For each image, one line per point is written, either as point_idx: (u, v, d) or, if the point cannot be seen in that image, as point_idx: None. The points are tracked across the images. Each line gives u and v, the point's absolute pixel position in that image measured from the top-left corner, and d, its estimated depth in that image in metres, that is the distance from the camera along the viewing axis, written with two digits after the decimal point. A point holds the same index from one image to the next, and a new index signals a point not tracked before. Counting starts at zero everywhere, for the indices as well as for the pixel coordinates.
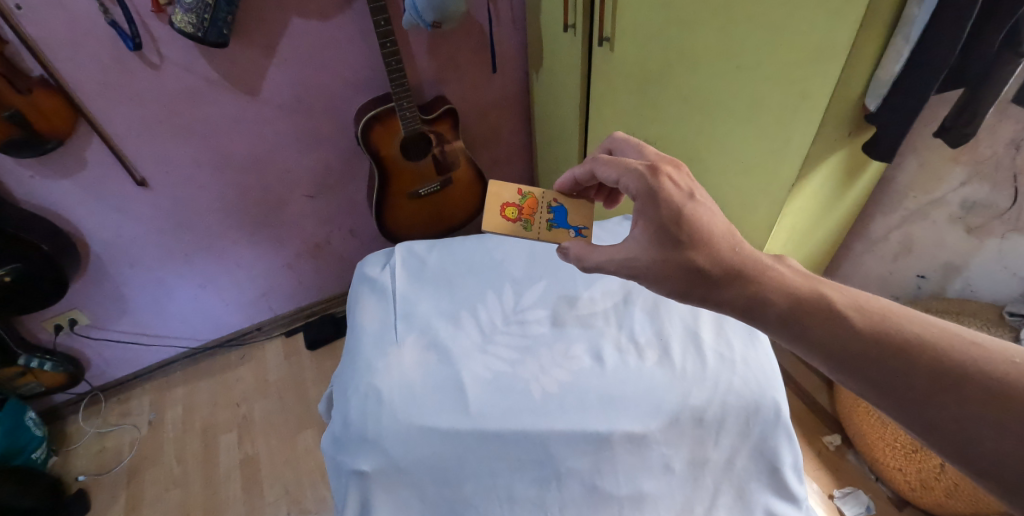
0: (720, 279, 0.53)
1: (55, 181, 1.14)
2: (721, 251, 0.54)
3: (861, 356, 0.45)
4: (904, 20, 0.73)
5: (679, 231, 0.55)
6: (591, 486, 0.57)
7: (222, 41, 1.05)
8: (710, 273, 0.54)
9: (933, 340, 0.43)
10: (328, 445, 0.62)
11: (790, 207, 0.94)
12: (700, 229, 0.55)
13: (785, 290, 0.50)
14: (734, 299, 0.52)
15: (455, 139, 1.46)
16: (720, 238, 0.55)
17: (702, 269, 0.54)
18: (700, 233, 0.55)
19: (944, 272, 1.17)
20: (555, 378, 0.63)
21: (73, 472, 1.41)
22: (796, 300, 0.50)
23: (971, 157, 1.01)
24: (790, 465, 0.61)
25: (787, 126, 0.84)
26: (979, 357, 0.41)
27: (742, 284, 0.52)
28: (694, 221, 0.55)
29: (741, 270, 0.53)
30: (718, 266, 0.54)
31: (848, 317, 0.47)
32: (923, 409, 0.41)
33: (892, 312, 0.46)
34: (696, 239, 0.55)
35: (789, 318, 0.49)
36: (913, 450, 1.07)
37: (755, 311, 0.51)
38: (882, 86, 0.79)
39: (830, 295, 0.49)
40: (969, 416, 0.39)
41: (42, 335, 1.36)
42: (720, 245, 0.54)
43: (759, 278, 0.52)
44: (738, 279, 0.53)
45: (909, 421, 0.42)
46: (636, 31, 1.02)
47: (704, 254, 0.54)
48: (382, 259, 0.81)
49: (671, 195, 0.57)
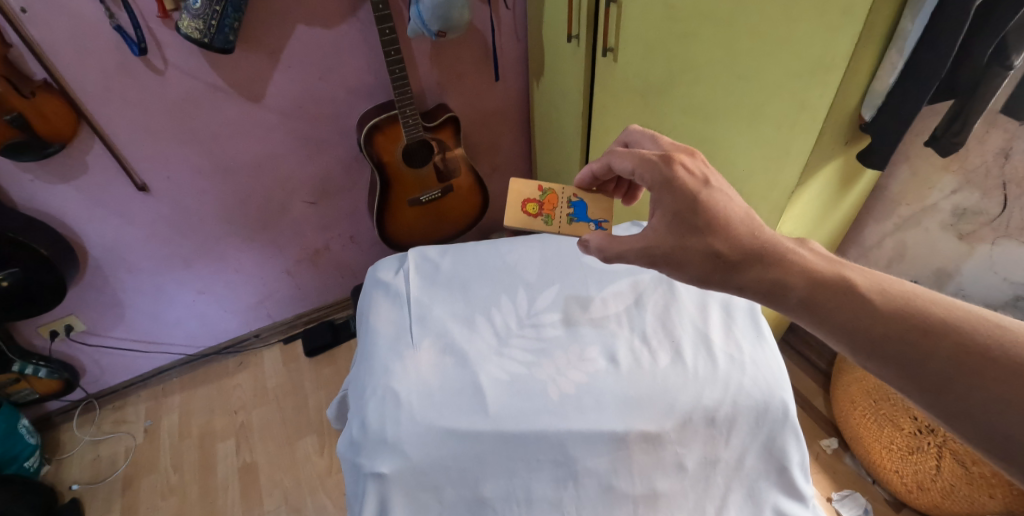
0: (739, 263, 0.55)
1: (55, 185, 1.14)
2: (739, 236, 0.56)
3: (885, 338, 0.47)
4: (898, 34, 0.75)
5: (695, 217, 0.58)
6: (607, 485, 0.59)
7: (228, 47, 1.06)
8: (731, 260, 0.55)
9: (956, 321, 0.45)
10: (345, 448, 0.62)
11: (790, 214, 0.95)
12: (717, 215, 0.57)
13: (806, 272, 0.52)
14: (756, 281, 0.54)
15: (456, 146, 1.48)
16: (737, 223, 0.57)
17: (723, 256, 0.56)
18: (717, 219, 0.57)
19: (936, 277, 1.20)
20: (571, 380, 0.64)
21: (67, 481, 1.38)
22: (814, 282, 0.51)
23: (962, 166, 1.04)
24: (797, 464, 0.63)
25: (787, 135, 0.87)
26: (1001, 338, 0.43)
27: (763, 268, 0.54)
28: (710, 204, 0.58)
29: (762, 255, 0.55)
30: (738, 250, 0.55)
31: (870, 299, 0.49)
32: (942, 394, 0.44)
33: (914, 295, 0.48)
34: (713, 224, 0.57)
35: (808, 300, 0.51)
36: (910, 452, 1.09)
37: (776, 293, 0.53)
38: (878, 97, 0.81)
39: (851, 277, 0.51)
40: (990, 399, 0.42)
41: (37, 341, 1.35)
42: (738, 229, 0.56)
43: (779, 262, 0.54)
44: (759, 261, 0.54)
45: (929, 403, 0.45)
46: (640, 42, 1.04)
47: (723, 239, 0.56)
48: (395, 264, 0.82)
49: (686, 182, 0.59)
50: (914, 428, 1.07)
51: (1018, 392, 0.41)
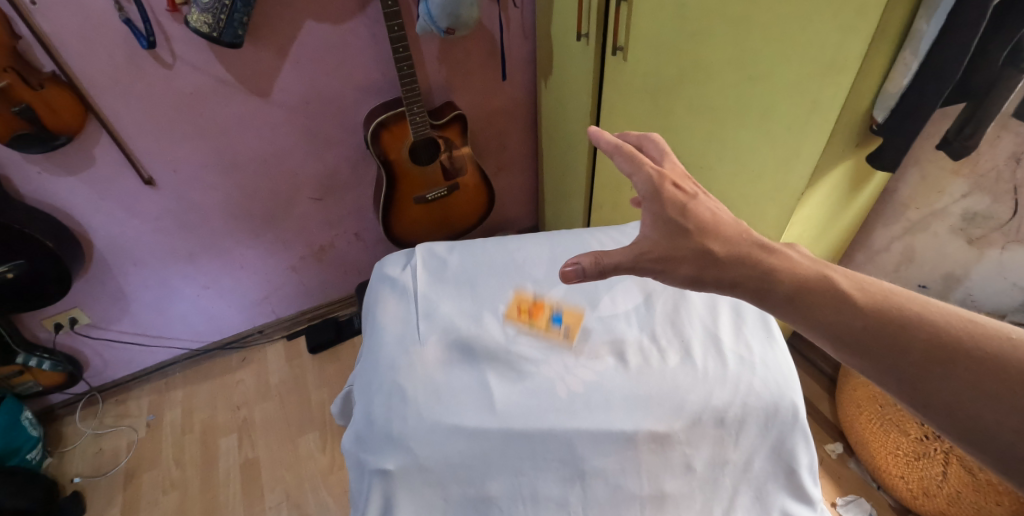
0: (727, 261, 0.54)
1: (61, 177, 1.14)
2: (728, 239, 0.55)
3: (865, 335, 0.46)
4: (912, 35, 0.74)
5: (685, 221, 0.57)
6: (614, 485, 0.58)
7: (237, 41, 1.05)
8: (720, 258, 0.54)
9: (938, 320, 0.44)
10: (349, 444, 0.62)
11: (799, 216, 0.95)
12: (705, 218, 0.57)
13: (792, 272, 0.51)
14: (746, 278, 0.53)
15: (462, 144, 1.47)
16: (726, 226, 0.56)
17: (713, 254, 0.54)
18: (705, 224, 0.56)
19: (944, 281, 1.18)
20: (579, 378, 0.63)
21: (69, 474, 1.38)
22: (800, 282, 0.50)
23: (973, 170, 1.04)
24: (806, 467, 0.62)
25: (797, 137, 0.86)
26: (981, 337, 0.42)
27: (752, 265, 0.53)
28: (699, 212, 0.57)
29: (751, 255, 0.53)
30: (726, 249, 0.54)
31: (854, 298, 0.48)
32: (921, 388, 0.43)
33: (898, 295, 0.47)
34: (703, 228, 0.56)
35: (795, 300, 0.50)
36: (916, 458, 1.08)
37: (761, 291, 0.52)
38: (890, 99, 0.80)
39: (835, 277, 0.50)
40: (963, 390, 0.41)
41: (41, 333, 1.35)
42: (727, 233, 0.56)
43: (767, 261, 0.53)
44: (746, 261, 0.53)
45: (908, 397, 0.44)
46: (650, 41, 1.04)
47: (711, 241, 0.55)
48: (402, 260, 0.82)
49: (675, 193, 0.59)
50: (920, 434, 1.06)
51: (999, 389, 0.40)
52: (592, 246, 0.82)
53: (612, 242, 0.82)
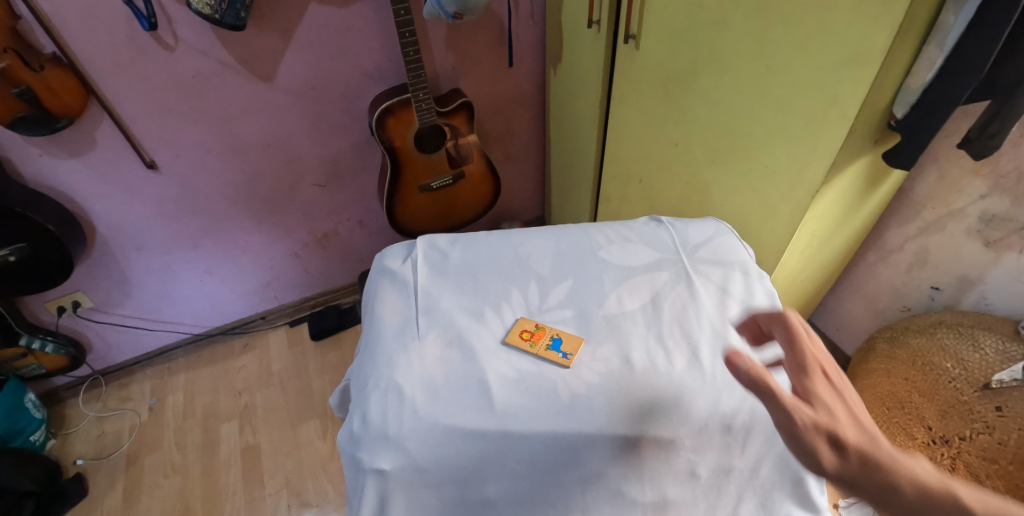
0: (854, 462, 0.44)
1: (64, 160, 1.12)
2: (859, 432, 0.45)
3: None
4: (939, 28, 0.70)
5: (818, 404, 0.47)
6: (616, 491, 0.56)
7: (239, 24, 1.03)
8: (848, 455, 0.44)
9: None
10: (344, 441, 0.61)
11: (813, 214, 0.91)
12: (849, 411, 0.46)
13: (923, 489, 0.42)
14: (868, 485, 0.43)
15: (468, 133, 1.44)
16: (865, 421, 0.46)
17: (846, 451, 0.44)
18: (837, 411, 0.46)
19: (959, 285, 1.12)
20: (583, 380, 0.62)
21: (71, 455, 1.39)
22: (924, 492, 0.42)
23: (993, 170, 0.98)
24: (816, 475, 0.60)
25: (813, 134, 0.83)
26: None
27: (879, 471, 0.43)
28: (834, 398, 0.47)
29: (885, 458, 0.43)
30: (854, 445, 0.44)
31: None
32: None
33: None
34: (836, 414, 0.46)
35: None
36: (922, 463, 1.04)
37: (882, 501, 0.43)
38: (912, 94, 0.76)
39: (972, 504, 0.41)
40: None
41: (44, 316, 1.34)
42: (858, 424, 0.46)
43: (896, 468, 0.43)
44: (872, 465, 0.43)
45: None
46: (664, 30, 1.01)
47: (840, 431, 0.45)
48: (403, 252, 0.80)
49: (815, 378, 0.49)
50: (927, 439, 1.02)
51: None
52: (599, 241, 0.80)
53: (620, 238, 0.80)
